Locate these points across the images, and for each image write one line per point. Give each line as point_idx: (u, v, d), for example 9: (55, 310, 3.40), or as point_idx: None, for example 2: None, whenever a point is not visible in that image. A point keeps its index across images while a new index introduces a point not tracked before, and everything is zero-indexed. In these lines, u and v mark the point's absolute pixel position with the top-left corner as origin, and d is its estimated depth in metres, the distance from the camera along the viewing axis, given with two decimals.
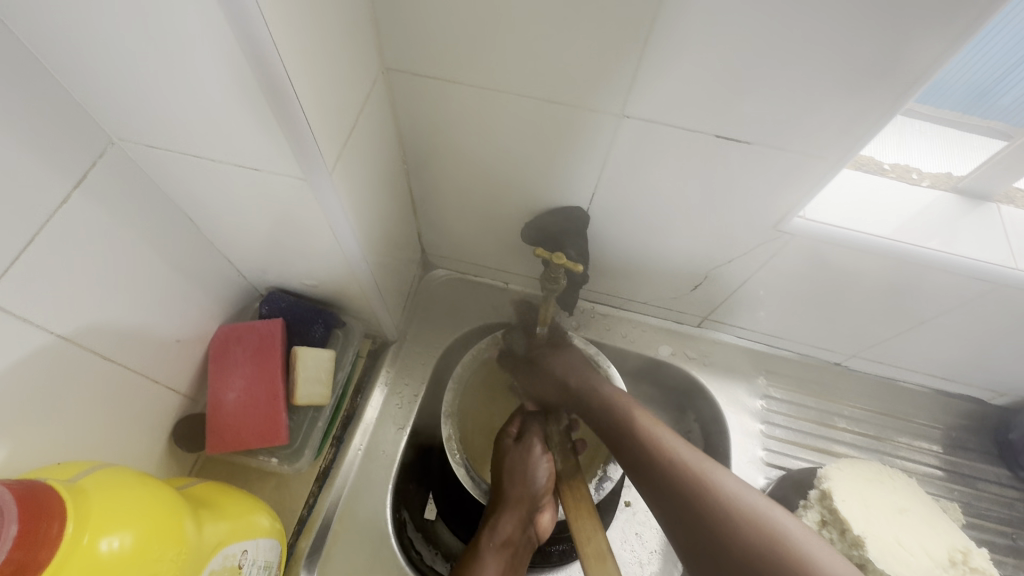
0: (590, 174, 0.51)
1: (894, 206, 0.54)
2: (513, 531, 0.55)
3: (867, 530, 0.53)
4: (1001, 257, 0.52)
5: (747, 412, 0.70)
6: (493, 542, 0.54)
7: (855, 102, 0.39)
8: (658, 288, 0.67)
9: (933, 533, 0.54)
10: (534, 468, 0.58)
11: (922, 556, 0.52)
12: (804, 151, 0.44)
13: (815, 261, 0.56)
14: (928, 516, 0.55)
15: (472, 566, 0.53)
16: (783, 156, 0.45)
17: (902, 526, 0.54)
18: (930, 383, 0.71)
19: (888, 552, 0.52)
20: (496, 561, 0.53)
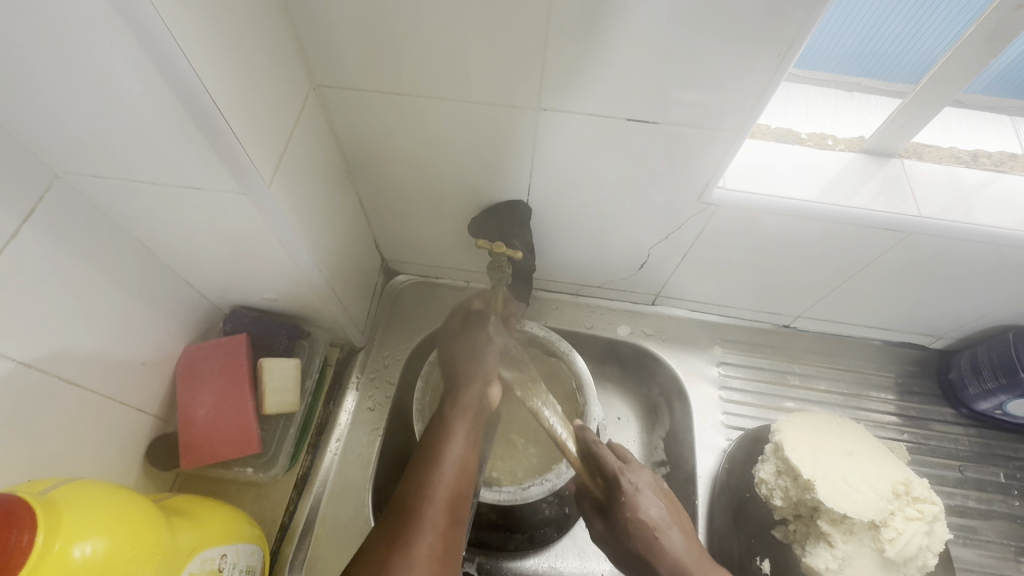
0: (522, 169, 0.55)
1: (807, 170, 0.57)
2: (474, 398, 0.57)
3: (816, 474, 0.56)
4: (906, 207, 0.56)
5: (705, 380, 0.74)
6: (456, 411, 0.56)
7: (740, 78, 0.43)
8: (609, 270, 0.70)
9: (885, 470, 0.56)
10: (480, 348, 0.62)
11: (867, 492, 0.54)
12: (707, 127, 0.48)
13: (743, 228, 0.59)
14: (880, 455, 0.58)
15: (439, 431, 0.54)
16: (690, 132, 0.48)
17: (854, 468, 0.56)
18: (874, 334, 0.76)
19: (836, 492, 0.55)
20: (461, 425, 0.55)
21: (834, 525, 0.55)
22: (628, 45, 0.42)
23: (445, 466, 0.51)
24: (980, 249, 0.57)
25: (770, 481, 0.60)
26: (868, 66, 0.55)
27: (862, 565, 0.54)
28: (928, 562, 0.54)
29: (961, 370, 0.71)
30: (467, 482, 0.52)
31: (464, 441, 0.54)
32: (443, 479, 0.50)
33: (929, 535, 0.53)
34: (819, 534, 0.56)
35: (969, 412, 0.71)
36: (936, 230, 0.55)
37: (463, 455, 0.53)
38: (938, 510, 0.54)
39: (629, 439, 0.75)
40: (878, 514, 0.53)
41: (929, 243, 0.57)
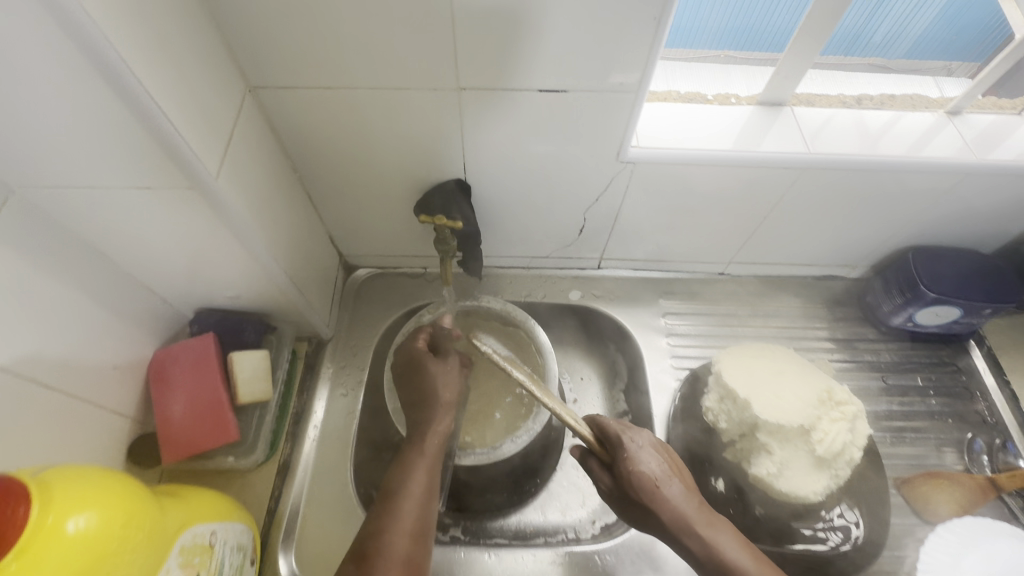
0: (454, 149, 0.60)
1: (711, 123, 0.63)
2: (437, 436, 0.59)
3: (750, 392, 0.62)
4: (797, 146, 0.62)
5: (653, 329, 0.80)
6: (423, 444, 0.58)
7: (629, 44, 0.49)
8: (552, 239, 0.76)
9: (814, 382, 0.62)
10: (445, 378, 0.63)
11: (794, 401, 0.61)
12: (608, 90, 0.53)
13: (661, 183, 0.65)
14: (806, 370, 0.64)
15: (404, 466, 0.56)
16: (594, 97, 0.54)
17: (786, 385, 0.62)
18: (799, 271, 0.83)
19: (768, 405, 0.61)
20: (426, 460, 0.57)
21: (770, 436, 0.61)
22: (526, 23, 0.47)
23: (407, 504, 0.52)
24: (866, 175, 0.64)
25: (715, 407, 0.66)
26: (746, 43, 0.66)
27: (796, 467, 0.60)
28: (855, 457, 0.61)
29: (875, 292, 0.79)
30: (427, 515, 0.53)
31: (428, 477, 0.56)
32: (401, 521, 0.51)
33: (851, 431, 0.60)
34: (758, 446, 0.62)
35: (887, 329, 0.79)
36: (825, 163, 0.62)
37: (425, 489, 0.54)
38: (857, 409, 0.61)
39: (594, 395, 0.80)
40: (805, 418, 0.59)
41: (824, 176, 0.64)
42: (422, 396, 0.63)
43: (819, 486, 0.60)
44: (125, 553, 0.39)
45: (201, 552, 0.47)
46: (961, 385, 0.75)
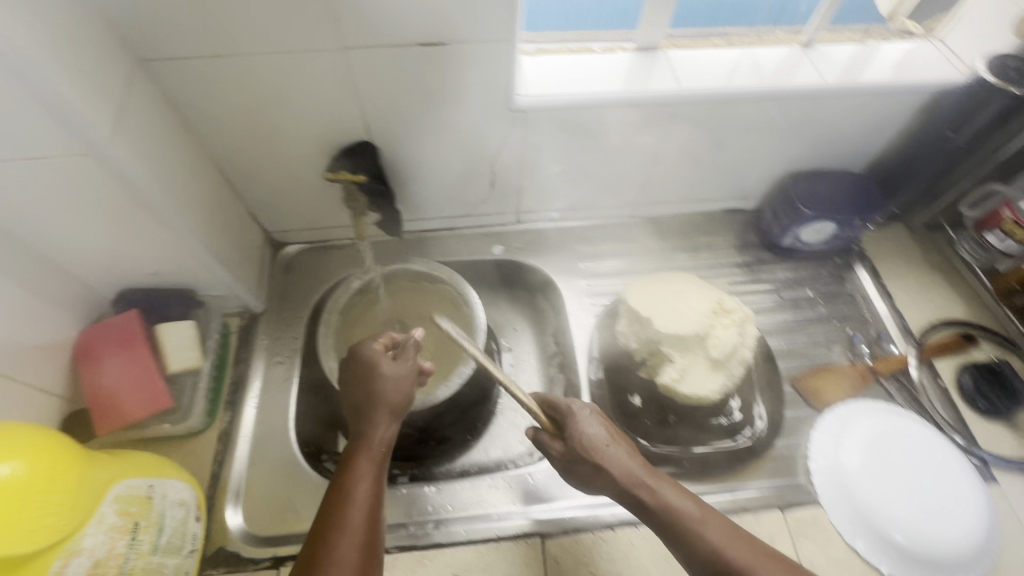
0: (352, 108, 0.63)
1: (593, 71, 0.69)
2: (384, 443, 0.54)
3: (652, 311, 0.68)
4: (670, 85, 0.69)
5: (571, 273, 0.86)
6: (367, 452, 0.52)
7: None
8: (466, 196, 0.80)
9: (709, 294, 0.70)
10: (392, 378, 0.57)
11: (689, 314, 0.67)
12: (485, 40, 0.57)
13: (554, 131, 0.70)
14: (702, 284, 0.72)
15: (348, 478, 0.50)
16: (474, 49, 0.58)
17: (684, 297, 0.69)
18: (700, 207, 0.90)
19: (667, 319, 0.67)
20: (371, 469, 0.51)
21: (672, 347, 0.68)
22: None
23: (353, 521, 0.46)
24: (734, 107, 0.71)
25: (626, 331, 0.72)
26: (600, 22, 0.72)
27: (695, 373, 0.68)
28: (745, 359, 0.68)
29: (767, 218, 0.87)
30: (374, 531, 0.47)
31: (374, 486, 0.49)
32: (348, 542, 0.45)
33: (741, 334, 0.68)
34: (663, 358, 0.69)
35: (781, 251, 0.87)
36: (695, 98, 0.69)
37: (371, 501, 0.48)
38: (745, 313, 0.69)
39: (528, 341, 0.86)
40: (699, 326, 0.66)
41: (697, 111, 0.71)
42: (361, 400, 0.57)
43: (716, 386, 0.67)
44: (55, 499, 0.42)
45: (137, 504, 0.50)
46: (844, 291, 0.84)
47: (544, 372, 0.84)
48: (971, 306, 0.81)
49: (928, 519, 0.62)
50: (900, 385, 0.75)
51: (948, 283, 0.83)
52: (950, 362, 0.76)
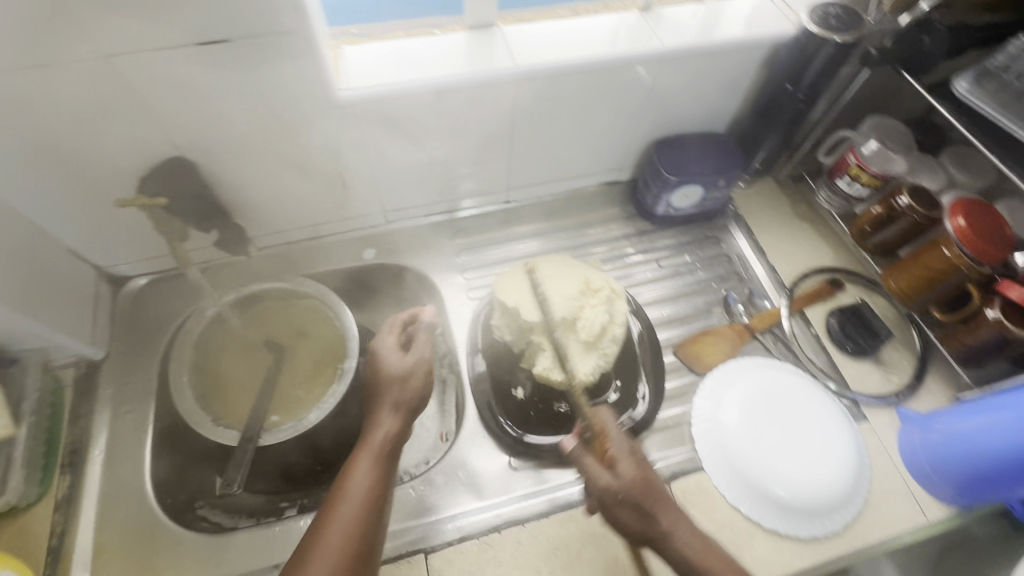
0: (145, 121, 0.56)
1: (423, 55, 0.65)
2: (386, 441, 0.55)
3: (518, 300, 0.66)
4: (505, 62, 0.65)
5: (448, 269, 0.83)
6: (367, 447, 0.55)
7: None
8: (319, 201, 0.75)
9: (581, 275, 0.69)
10: (417, 363, 0.61)
11: (556, 299, 0.66)
12: (272, 31, 0.52)
13: (391, 123, 0.66)
14: (572, 263, 0.71)
15: (344, 473, 0.53)
16: (263, 42, 0.53)
17: (555, 280, 0.68)
18: (575, 184, 0.89)
19: (533, 307, 0.65)
20: (371, 459, 0.54)
21: (542, 335, 0.66)
22: None
23: (346, 510, 0.49)
24: (578, 79, 0.68)
25: (501, 324, 0.69)
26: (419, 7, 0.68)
27: (567, 357, 0.66)
28: (618, 337, 0.67)
29: (641, 187, 0.87)
30: (376, 518, 0.50)
31: (374, 477, 0.52)
32: (340, 530, 0.48)
33: (609, 312, 0.67)
34: (536, 348, 0.67)
35: (658, 219, 0.87)
36: (533, 74, 0.65)
37: (371, 490, 0.51)
38: (620, 291, 0.70)
39: None
40: (565, 310, 0.65)
41: (540, 87, 0.68)
42: (375, 390, 0.60)
43: (590, 367, 0.66)
44: None
45: None
46: (720, 252, 0.86)
47: None
48: (837, 251, 0.83)
49: (805, 470, 0.64)
50: (774, 338, 0.77)
51: (816, 231, 0.85)
52: (819, 309, 0.79)
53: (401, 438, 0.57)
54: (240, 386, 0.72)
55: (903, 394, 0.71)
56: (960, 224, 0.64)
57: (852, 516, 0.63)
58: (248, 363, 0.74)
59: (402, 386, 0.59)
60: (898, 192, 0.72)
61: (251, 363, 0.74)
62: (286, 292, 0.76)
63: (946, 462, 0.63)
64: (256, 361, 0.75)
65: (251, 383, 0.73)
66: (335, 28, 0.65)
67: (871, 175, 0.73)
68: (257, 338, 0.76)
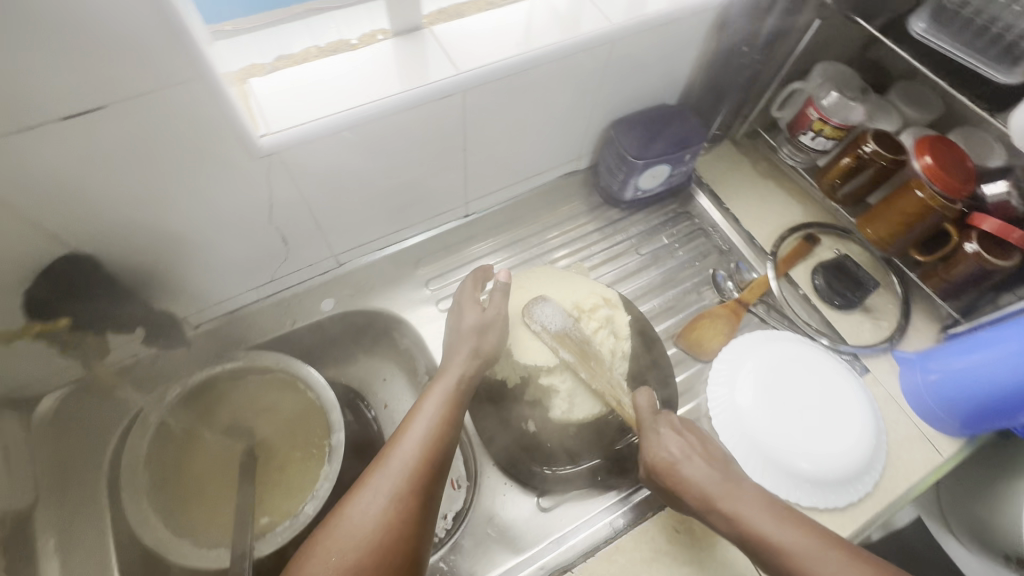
0: (13, 223, 0.44)
1: (349, 76, 0.55)
2: (459, 376, 0.59)
3: (518, 343, 0.63)
4: (446, 70, 0.56)
5: (420, 303, 0.75)
6: (442, 376, 0.60)
7: (133, 29, 0.37)
8: (258, 261, 0.64)
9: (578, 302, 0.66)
10: (483, 317, 0.62)
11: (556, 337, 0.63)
12: (157, 86, 0.41)
13: (327, 162, 0.56)
14: (560, 285, 0.68)
15: (419, 403, 0.58)
16: (148, 102, 0.42)
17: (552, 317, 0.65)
18: (535, 182, 0.82)
19: (533, 349, 0.63)
20: (441, 387, 0.58)
21: (552, 377, 0.62)
22: None
23: (417, 427, 0.55)
24: (527, 75, 0.61)
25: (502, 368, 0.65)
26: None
27: (581, 394, 0.63)
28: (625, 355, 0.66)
29: (604, 175, 0.82)
30: (443, 438, 0.55)
31: (444, 403, 0.57)
32: (411, 441, 0.54)
33: (611, 335, 0.66)
34: (548, 391, 0.63)
35: (627, 204, 0.82)
36: (480, 80, 0.57)
37: (440, 414, 0.56)
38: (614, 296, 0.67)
39: (402, 388, 0.78)
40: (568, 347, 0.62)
41: (488, 91, 0.60)
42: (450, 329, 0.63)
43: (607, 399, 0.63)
44: None
45: None
46: (694, 228, 0.83)
47: None
48: (805, 204, 0.83)
49: (829, 446, 0.64)
50: (767, 307, 0.76)
51: (782, 188, 0.84)
52: (802, 268, 0.78)
53: (472, 378, 0.60)
54: (212, 486, 0.62)
55: (895, 337, 0.72)
56: (928, 162, 0.64)
57: (875, 480, 0.64)
58: (217, 455, 0.64)
59: (478, 324, 0.62)
60: (863, 140, 0.71)
61: (221, 454, 0.64)
62: (244, 369, 0.66)
63: (949, 399, 0.65)
64: (228, 454, 0.64)
65: (226, 475, 0.63)
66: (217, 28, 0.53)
67: (834, 127, 0.72)
68: (220, 424, 0.65)
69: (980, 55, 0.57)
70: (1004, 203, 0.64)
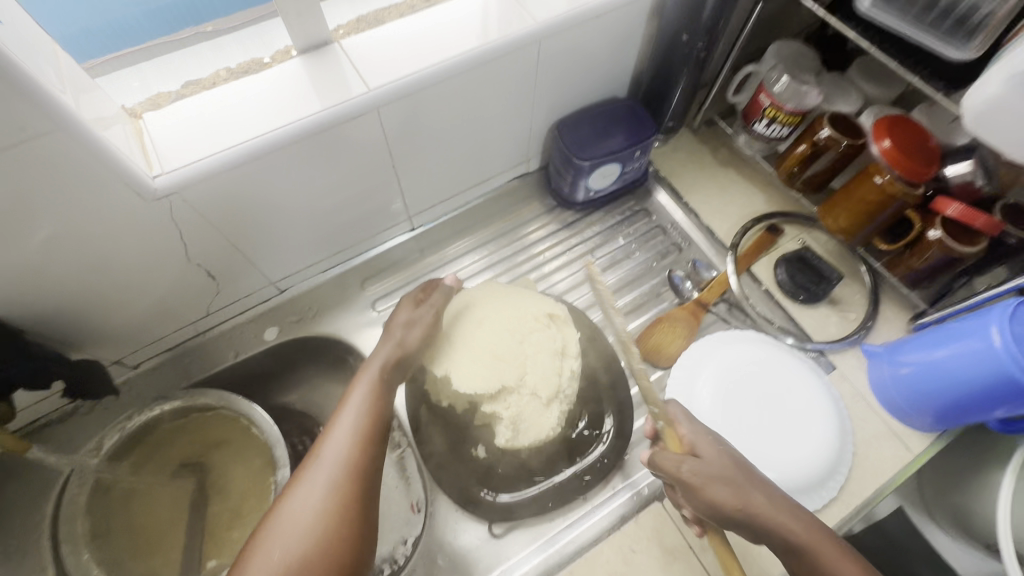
0: None
1: (252, 103, 0.51)
2: (384, 364, 0.57)
3: (453, 368, 0.61)
4: (355, 88, 0.52)
5: (367, 325, 0.73)
6: (367, 366, 0.57)
7: None
8: (186, 297, 0.62)
9: (521, 326, 0.63)
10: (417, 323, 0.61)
11: (493, 363, 0.61)
12: (14, 142, 0.38)
13: (237, 194, 0.53)
14: (504, 309, 0.65)
15: (346, 394, 0.55)
16: (10, 158, 0.39)
17: (495, 342, 0.62)
18: (483, 189, 0.79)
19: (469, 376, 0.60)
20: (368, 377, 0.56)
21: (495, 403, 0.61)
22: None
23: (345, 415, 0.53)
24: (449, 84, 0.57)
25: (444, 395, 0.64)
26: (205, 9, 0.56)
27: (526, 419, 0.61)
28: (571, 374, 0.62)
29: (553, 178, 0.78)
30: (376, 423, 0.53)
31: (372, 390, 0.55)
32: (342, 431, 0.51)
33: (555, 356, 0.62)
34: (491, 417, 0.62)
35: (580, 205, 0.79)
36: (393, 95, 0.54)
37: (370, 400, 0.54)
38: (562, 306, 0.66)
39: None
40: (506, 374, 0.61)
41: (406, 105, 0.57)
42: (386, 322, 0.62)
43: (552, 421, 0.61)
44: None
45: None
46: (653, 226, 0.80)
47: None
48: (767, 193, 0.79)
49: (794, 449, 0.61)
50: (728, 306, 0.73)
51: (743, 177, 0.80)
52: (764, 262, 0.75)
53: (398, 364, 0.58)
54: (165, 524, 0.62)
55: (862, 331, 0.69)
56: (887, 146, 0.60)
57: (841, 484, 0.61)
58: (170, 492, 0.63)
59: (410, 317, 0.61)
60: (818, 126, 0.67)
61: (174, 491, 0.63)
62: (187, 408, 0.65)
63: (919, 395, 0.61)
64: (176, 495, 0.63)
65: (178, 514, 0.62)
66: (100, 65, 0.52)
67: (788, 113, 0.67)
68: (172, 458, 0.64)
69: (934, 29, 0.53)
70: (968, 184, 0.61)
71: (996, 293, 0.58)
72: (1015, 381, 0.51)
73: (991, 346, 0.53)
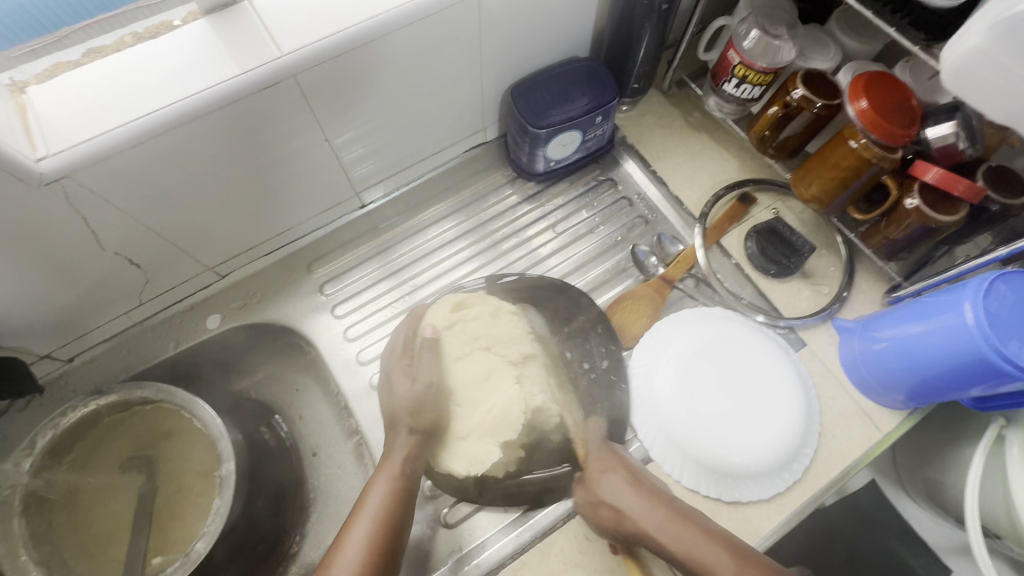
0: None
1: (150, 73, 0.46)
2: (404, 461, 0.56)
3: (484, 440, 0.59)
4: (266, 53, 0.47)
5: (318, 309, 0.69)
6: (385, 465, 0.56)
7: None
8: (112, 286, 0.58)
9: (446, 355, 0.62)
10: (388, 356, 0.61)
11: (490, 398, 0.60)
12: None
13: (144, 175, 0.49)
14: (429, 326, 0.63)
15: (362, 497, 0.54)
16: None
17: (468, 384, 0.61)
18: (439, 161, 0.74)
19: (497, 421, 0.59)
20: (387, 476, 0.55)
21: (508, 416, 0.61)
22: None
23: (365, 525, 0.52)
24: (379, 47, 0.52)
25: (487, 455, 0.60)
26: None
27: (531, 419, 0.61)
28: (524, 329, 0.64)
29: (511, 148, 0.73)
30: (388, 537, 0.52)
31: (390, 494, 0.54)
32: (354, 545, 0.50)
33: (497, 317, 0.64)
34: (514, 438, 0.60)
35: (541, 176, 0.74)
36: (308, 62, 0.48)
37: (386, 505, 0.53)
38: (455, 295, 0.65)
39: (317, 399, 0.73)
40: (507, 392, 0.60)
41: (328, 72, 0.51)
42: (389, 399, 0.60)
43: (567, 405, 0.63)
44: None
45: None
46: (619, 196, 0.75)
47: (349, 433, 0.70)
48: (741, 158, 0.74)
49: (756, 434, 0.59)
50: (695, 281, 0.69)
51: (717, 142, 0.75)
52: (735, 234, 0.71)
53: (416, 461, 0.57)
54: (108, 520, 0.59)
55: (834, 306, 0.66)
56: (864, 106, 0.55)
57: (804, 468, 0.59)
58: (112, 486, 0.60)
59: (412, 392, 0.59)
60: (792, 84, 0.61)
61: (117, 485, 0.61)
62: (126, 402, 0.61)
63: (889, 374, 0.58)
64: (121, 490, 0.61)
65: (122, 508, 0.60)
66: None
67: (759, 72, 0.62)
68: (111, 454, 0.61)
69: None
70: (950, 147, 0.55)
71: (977, 265, 0.54)
72: (986, 361, 0.48)
73: (964, 323, 0.49)
